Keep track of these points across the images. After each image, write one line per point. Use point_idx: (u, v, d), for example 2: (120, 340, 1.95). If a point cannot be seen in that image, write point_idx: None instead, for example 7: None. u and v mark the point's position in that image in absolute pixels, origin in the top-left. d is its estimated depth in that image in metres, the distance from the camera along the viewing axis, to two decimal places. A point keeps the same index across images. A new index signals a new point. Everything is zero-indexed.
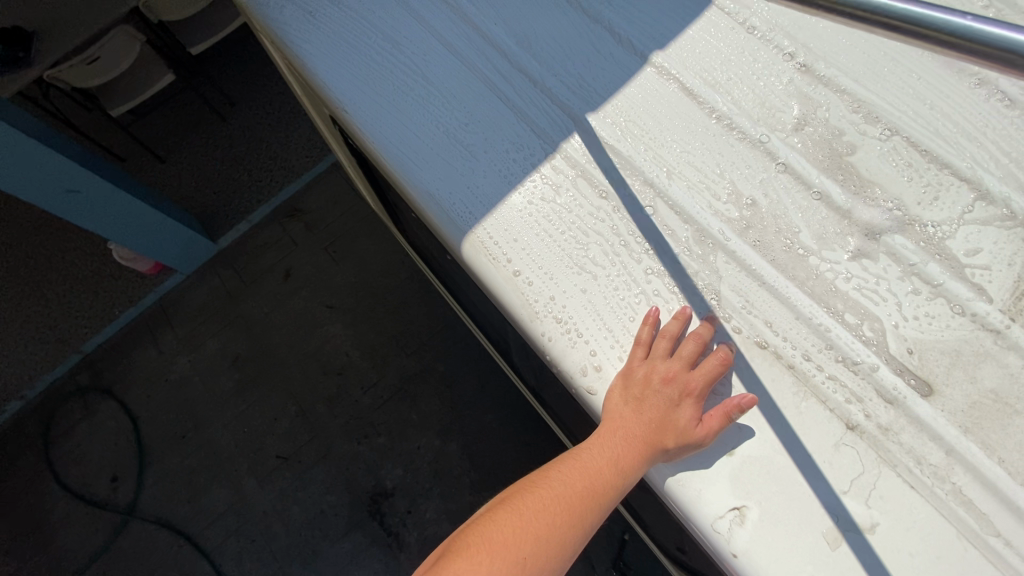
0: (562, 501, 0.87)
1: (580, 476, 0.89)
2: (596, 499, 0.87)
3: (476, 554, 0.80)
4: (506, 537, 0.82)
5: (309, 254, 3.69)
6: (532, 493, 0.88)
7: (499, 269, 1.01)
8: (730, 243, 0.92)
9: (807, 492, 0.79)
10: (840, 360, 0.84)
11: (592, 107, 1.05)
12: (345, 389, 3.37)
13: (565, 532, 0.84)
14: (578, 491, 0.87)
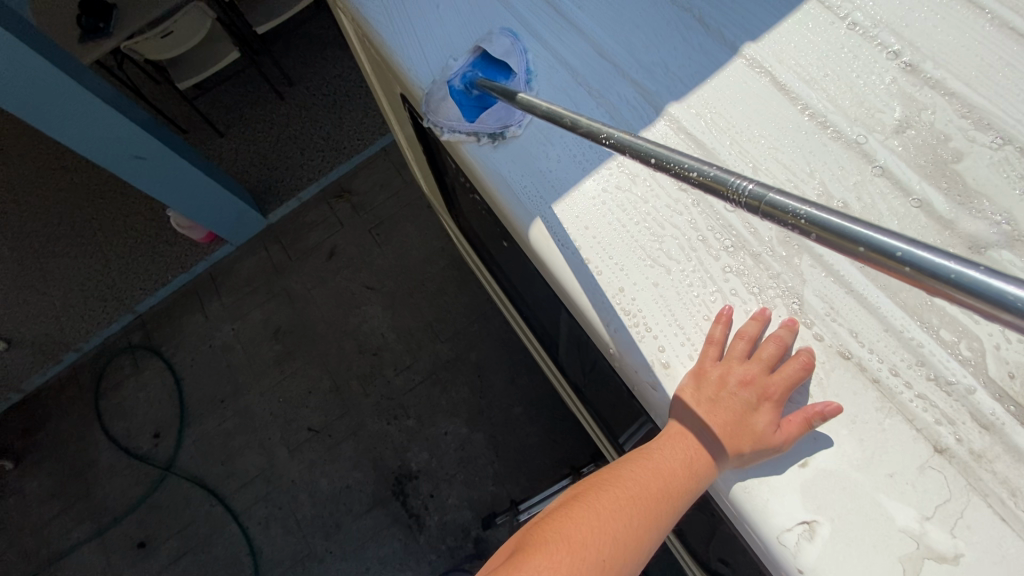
0: (636, 502, 0.85)
1: (654, 477, 0.86)
2: (670, 500, 0.85)
3: (554, 549, 0.79)
4: (583, 534, 0.81)
5: (355, 234, 3.77)
6: (605, 491, 0.87)
7: (568, 255, 0.99)
8: (818, 246, 0.87)
9: (884, 514, 0.74)
10: (931, 379, 0.78)
11: (675, 97, 1.02)
12: (379, 369, 3.42)
13: (640, 531, 0.83)
14: (652, 491, 0.85)
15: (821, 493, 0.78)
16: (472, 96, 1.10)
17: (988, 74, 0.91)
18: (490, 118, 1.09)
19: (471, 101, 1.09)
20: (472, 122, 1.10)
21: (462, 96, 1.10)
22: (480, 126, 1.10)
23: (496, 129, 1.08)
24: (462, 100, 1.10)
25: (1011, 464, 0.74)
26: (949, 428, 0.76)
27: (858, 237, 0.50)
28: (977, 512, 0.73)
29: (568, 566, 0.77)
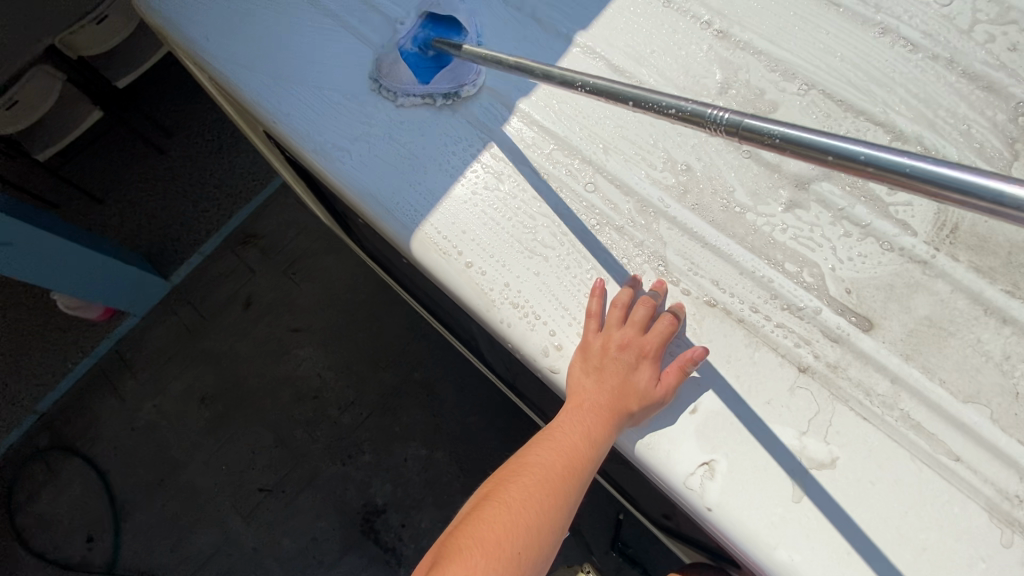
0: (545, 484, 0.84)
1: (558, 456, 0.86)
2: (577, 475, 0.85)
3: (470, 556, 0.77)
4: (496, 532, 0.79)
5: (269, 280, 3.59)
6: (514, 482, 0.85)
7: (451, 263, 0.98)
8: (670, 209, 0.95)
9: (768, 438, 0.82)
10: (785, 308, 0.87)
11: (523, 93, 1.06)
12: (322, 412, 3.29)
13: (553, 516, 0.82)
14: (559, 472, 0.85)
15: (714, 433, 0.84)
16: (427, 57, 1.09)
17: (786, 30, 1.02)
18: (440, 80, 1.07)
19: (414, 60, 1.08)
20: (428, 83, 1.08)
21: (410, 57, 1.09)
22: (456, 83, 1.06)
23: (472, 75, 1.06)
24: (417, 64, 1.08)
25: (861, 367, 0.83)
26: (807, 348, 0.85)
27: (827, 147, 0.55)
28: (842, 417, 0.82)
29: (482, 569, 0.75)
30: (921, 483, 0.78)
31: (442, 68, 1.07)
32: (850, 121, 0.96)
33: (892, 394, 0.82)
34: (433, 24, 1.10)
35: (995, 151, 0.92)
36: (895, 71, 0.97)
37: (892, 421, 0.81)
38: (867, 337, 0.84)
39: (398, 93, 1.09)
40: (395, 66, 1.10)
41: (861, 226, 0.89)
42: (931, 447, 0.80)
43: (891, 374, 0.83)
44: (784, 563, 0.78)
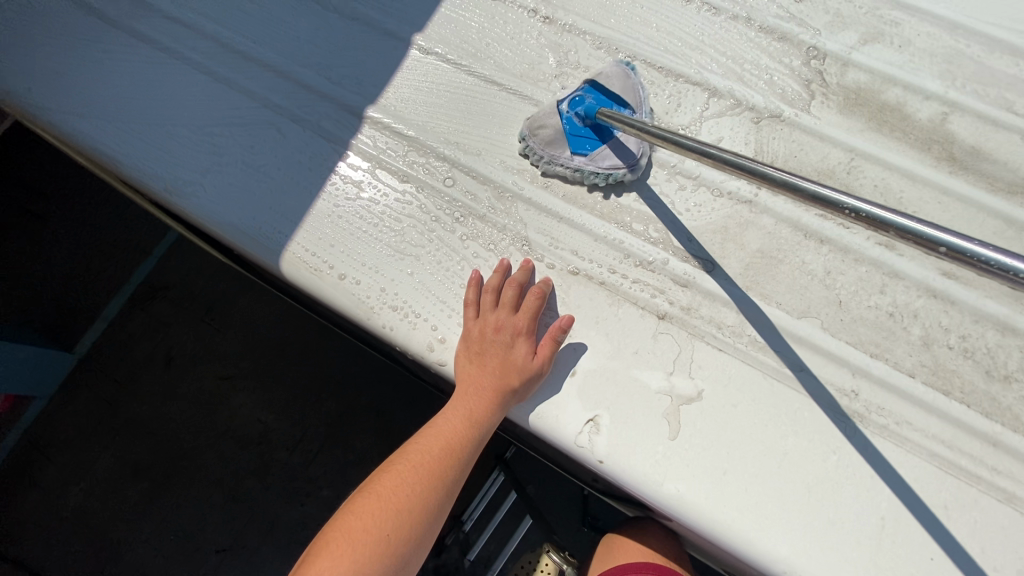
0: (420, 467, 0.82)
1: (435, 440, 0.85)
2: (455, 456, 0.84)
3: (336, 545, 0.75)
4: (365, 519, 0.77)
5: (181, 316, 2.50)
6: (388, 470, 0.83)
7: (324, 278, 0.98)
8: (525, 192, 1.01)
9: (641, 384, 0.89)
10: (638, 264, 0.95)
11: (371, 100, 1.08)
12: None
13: (428, 500, 0.80)
14: (436, 455, 0.84)
15: (594, 390, 0.90)
16: (584, 126, 0.99)
17: (605, 9, 1.10)
18: (600, 157, 0.98)
19: (576, 134, 0.99)
20: (585, 156, 0.98)
21: (571, 123, 0.99)
22: (613, 161, 0.97)
23: (637, 155, 0.97)
24: (575, 131, 0.99)
25: (710, 305, 0.92)
26: (662, 296, 0.93)
27: (831, 201, 0.60)
28: (701, 352, 0.90)
29: (348, 558, 0.73)
30: (776, 396, 0.87)
31: (604, 143, 0.98)
32: (671, 85, 1.05)
33: (739, 323, 0.91)
34: (597, 92, 1.02)
35: (795, 94, 1.03)
36: (704, 34, 1.07)
37: (743, 346, 0.90)
38: (711, 277, 0.93)
39: (545, 162, 1.00)
40: (549, 128, 0.99)
41: (693, 178, 0.98)
42: (779, 364, 0.89)
43: (737, 306, 0.92)
44: (674, 495, 0.84)
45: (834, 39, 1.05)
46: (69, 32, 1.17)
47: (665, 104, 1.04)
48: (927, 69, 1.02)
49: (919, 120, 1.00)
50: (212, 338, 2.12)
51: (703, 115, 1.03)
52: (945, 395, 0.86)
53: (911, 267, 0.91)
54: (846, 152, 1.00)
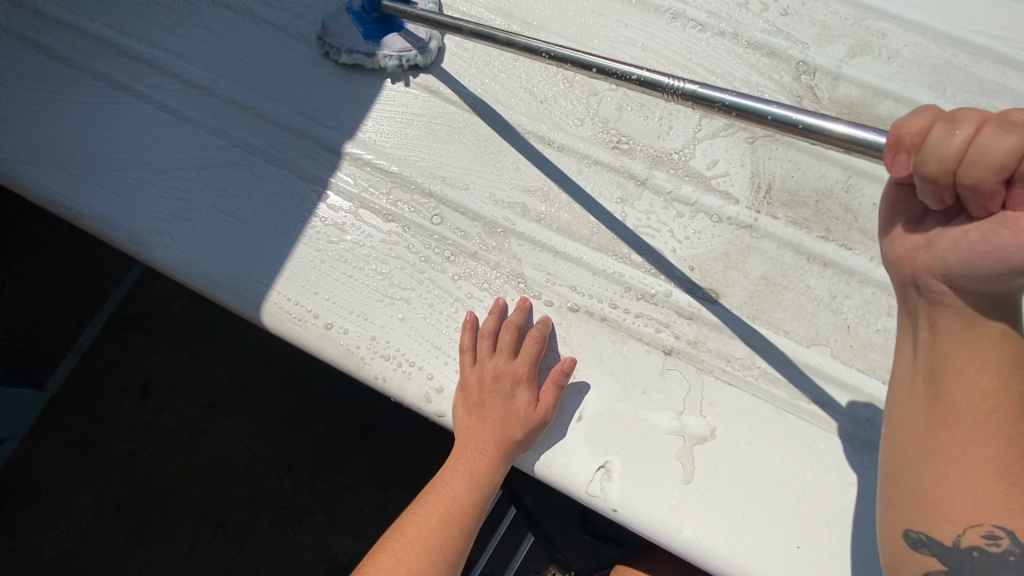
0: (418, 545, 0.75)
1: (434, 510, 0.78)
2: (455, 528, 0.77)
3: None
4: None
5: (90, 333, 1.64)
6: (382, 551, 0.75)
7: (310, 329, 0.92)
8: (517, 226, 0.96)
9: (651, 425, 0.86)
10: (640, 297, 0.92)
11: (348, 134, 1.02)
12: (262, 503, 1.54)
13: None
14: (434, 528, 0.76)
15: (602, 434, 0.86)
16: (373, 19, 1.04)
17: (589, 29, 1.06)
18: (391, 43, 1.04)
19: (363, 22, 1.05)
20: (376, 43, 1.05)
21: (364, 19, 1.04)
22: (404, 45, 1.04)
23: (424, 39, 1.04)
24: (364, 25, 1.05)
25: (717, 337, 0.89)
26: (667, 330, 0.90)
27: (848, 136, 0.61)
28: (711, 388, 0.87)
29: None
30: (790, 430, 0.84)
31: (394, 32, 1.05)
32: (662, 107, 1.01)
33: (748, 355, 0.88)
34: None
35: None
36: (691, 52, 1.04)
37: (753, 379, 0.87)
38: (716, 308, 0.90)
39: (342, 54, 1.05)
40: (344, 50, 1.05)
41: (690, 204, 0.95)
42: (791, 396, 0.86)
43: (744, 337, 0.89)
44: (692, 542, 0.81)
45: (823, 52, 1.03)
46: (14, 71, 1.09)
47: (656, 127, 1.00)
48: (918, 80, 1.01)
49: None
50: (193, 364, 1.64)
51: (696, 137, 0.99)
52: None
53: None
54: (842, 169, 0.97)
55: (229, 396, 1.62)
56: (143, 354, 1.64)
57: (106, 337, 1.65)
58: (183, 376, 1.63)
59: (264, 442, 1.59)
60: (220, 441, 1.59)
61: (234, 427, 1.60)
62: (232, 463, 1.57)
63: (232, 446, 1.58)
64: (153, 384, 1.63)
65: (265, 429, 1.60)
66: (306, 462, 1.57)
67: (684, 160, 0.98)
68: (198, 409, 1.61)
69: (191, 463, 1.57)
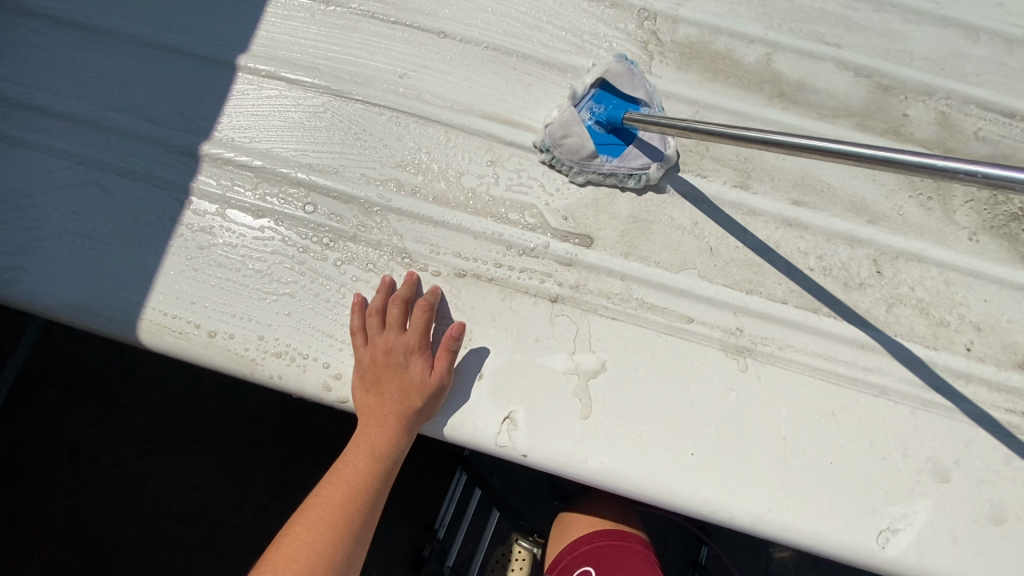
0: (322, 524, 0.75)
1: (336, 488, 0.79)
2: (361, 501, 0.78)
3: None
4: None
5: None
6: (284, 537, 0.74)
7: (193, 340, 0.89)
8: (393, 203, 0.96)
9: (548, 370, 0.90)
10: (522, 253, 0.95)
11: (204, 136, 0.99)
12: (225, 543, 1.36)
13: (333, 554, 0.73)
14: (338, 505, 0.77)
15: (504, 387, 0.89)
16: None
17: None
18: None
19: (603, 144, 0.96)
20: None
21: (593, 132, 0.97)
22: None
23: None
24: None
25: (596, 278, 0.94)
26: (551, 280, 0.94)
27: None
28: (598, 326, 0.92)
29: None
30: (672, 349, 0.91)
31: (629, 145, 0.96)
32: (518, 68, 1.03)
33: (626, 289, 0.94)
34: None
35: (635, 57, 1.05)
36: (539, 10, 1.06)
37: (633, 310, 0.93)
38: (592, 251, 0.95)
39: None
40: (575, 135, 0.95)
41: (556, 158, 0.99)
42: (668, 319, 0.93)
43: (621, 274, 0.94)
44: (599, 469, 0.86)
45: None
46: None
47: (515, 89, 1.02)
48: (747, 14, 1.08)
49: (749, 63, 1.06)
50: (116, 406, 1.42)
51: (554, 93, 1.02)
52: (816, 313, 0.94)
53: (763, 204, 0.98)
54: (690, 106, 1.03)
55: (165, 438, 1.41)
56: (61, 413, 1.41)
57: (13, 403, 1.41)
58: (110, 428, 1.41)
59: (213, 479, 1.39)
60: (165, 488, 1.39)
61: (178, 470, 1.40)
62: (181, 509, 1.38)
63: (179, 490, 1.39)
64: (77, 443, 1.40)
65: (214, 466, 1.40)
66: (265, 490, 1.39)
67: (546, 115, 1.00)
68: (133, 459, 1.40)
69: (136, 519, 1.36)
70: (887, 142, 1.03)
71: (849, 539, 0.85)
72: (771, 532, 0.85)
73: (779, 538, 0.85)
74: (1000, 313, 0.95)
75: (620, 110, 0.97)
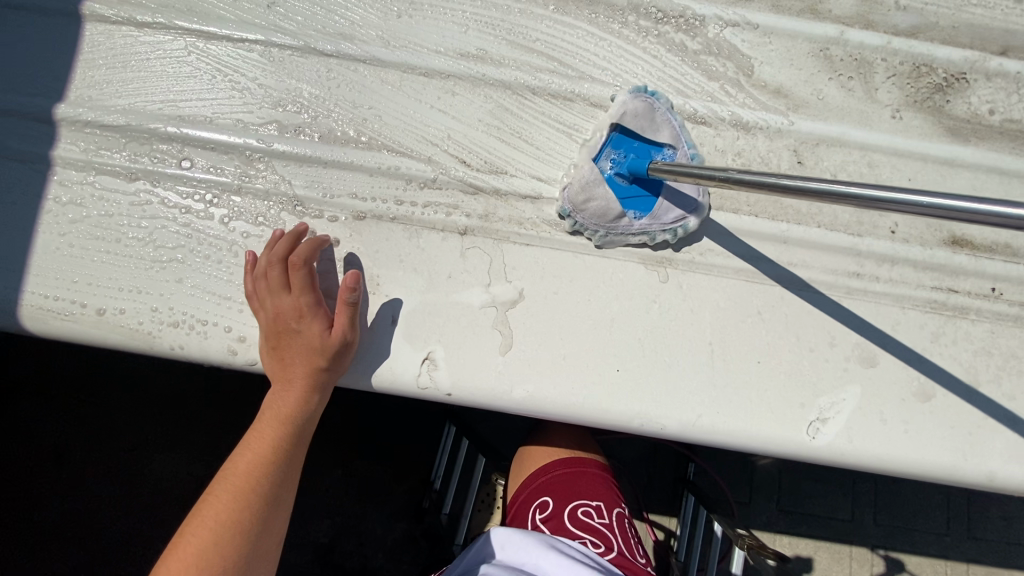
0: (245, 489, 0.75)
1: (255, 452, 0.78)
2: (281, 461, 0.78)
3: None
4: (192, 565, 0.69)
5: None
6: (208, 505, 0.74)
7: (81, 319, 0.83)
8: (276, 147, 0.88)
9: (464, 306, 0.86)
10: (423, 187, 0.89)
11: (56, 97, 0.88)
12: None
13: (247, 520, 0.73)
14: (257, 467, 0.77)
15: (419, 328, 0.85)
16: (630, 185, 0.88)
17: None
18: (661, 212, 0.87)
19: (631, 199, 0.87)
20: (646, 216, 0.87)
21: (615, 185, 0.88)
22: (677, 212, 0.87)
23: (697, 197, 0.87)
24: (624, 194, 0.88)
25: (506, 204, 0.89)
26: (458, 211, 0.88)
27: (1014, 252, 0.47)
28: (512, 254, 0.88)
29: None
30: (590, 268, 0.88)
31: (658, 197, 0.88)
32: None
33: (538, 212, 0.89)
34: (628, 141, 0.90)
35: None
36: None
37: (547, 233, 0.89)
38: (496, 175, 0.90)
39: (603, 234, 0.87)
40: (598, 199, 0.86)
41: (450, 77, 0.91)
42: (585, 239, 0.89)
43: (530, 198, 0.89)
44: (526, 399, 0.84)
45: None
46: None
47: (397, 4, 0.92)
48: None
49: None
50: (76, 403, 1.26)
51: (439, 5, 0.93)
52: (736, 213, 0.90)
53: (674, 105, 0.92)
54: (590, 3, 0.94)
55: (145, 432, 1.26)
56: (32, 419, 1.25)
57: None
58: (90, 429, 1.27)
59: (206, 464, 1.26)
60: (154, 484, 1.25)
61: (171, 459, 1.26)
62: (173, 499, 1.25)
63: (165, 480, 1.25)
64: (59, 448, 1.25)
65: (205, 451, 1.26)
66: None
67: (446, 31, 0.92)
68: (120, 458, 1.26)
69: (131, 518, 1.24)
70: (805, 21, 0.95)
71: (780, 434, 0.85)
72: (702, 437, 0.84)
73: (713, 442, 0.85)
74: (925, 191, 0.93)
75: (643, 159, 0.87)
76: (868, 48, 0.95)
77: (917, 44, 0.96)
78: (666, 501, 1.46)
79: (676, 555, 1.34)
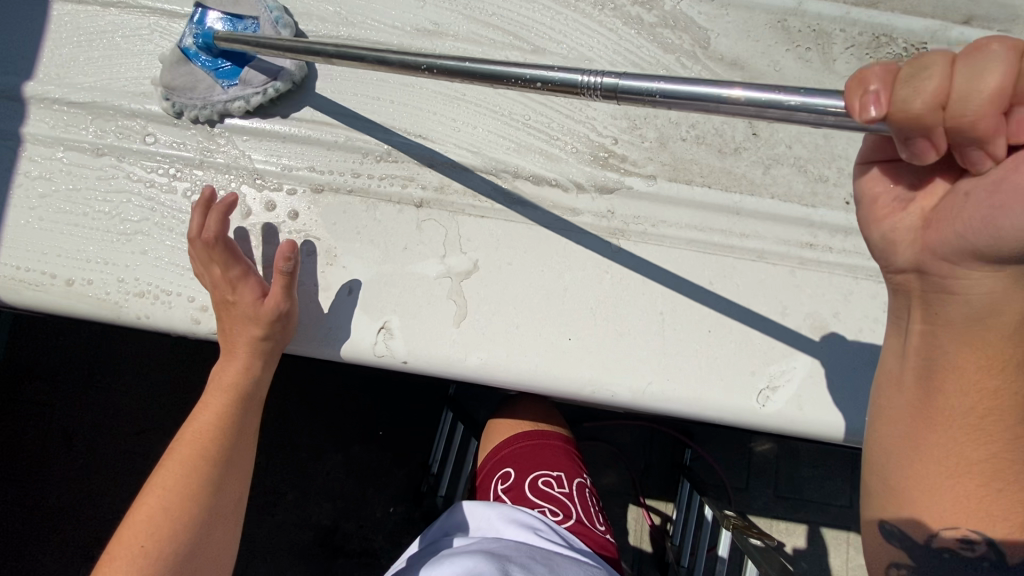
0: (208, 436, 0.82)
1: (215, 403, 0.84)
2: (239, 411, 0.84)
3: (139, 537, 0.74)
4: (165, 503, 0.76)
5: None
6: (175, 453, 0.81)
7: (50, 290, 0.86)
8: (237, 122, 0.91)
9: (419, 276, 0.88)
10: (379, 159, 0.91)
11: (26, 75, 0.91)
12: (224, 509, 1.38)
13: (193, 483, 0.78)
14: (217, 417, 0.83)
15: (376, 298, 0.87)
16: (216, 58, 0.88)
17: None
18: (249, 80, 0.89)
19: (217, 69, 0.88)
20: (234, 84, 0.88)
21: (199, 57, 0.88)
22: (264, 78, 0.89)
23: (282, 66, 0.89)
24: (212, 68, 0.88)
25: (460, 177, 0.91)
26: (414, 184, 0.91)
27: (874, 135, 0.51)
28: (466, 226, 0.89)
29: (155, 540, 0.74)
30: (544, 239, 0.89)
31: (241, 66, 0.88)
32: None
33: (489, 184, 0.92)
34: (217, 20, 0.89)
35: None
36: None
37: (501, 205, 0.91)
38: (447, 148, 0.92)
39: (203, 110, 0.89)
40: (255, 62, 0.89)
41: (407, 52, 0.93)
42: (539, 211, 0.90)
43: (482, 170, 0.92)
44: (480, 366, 0.86)
45: None
46: None
47: None
48: None
49: None
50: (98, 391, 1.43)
51: None
52: (689, 184, 0.92)
53: None
54: None
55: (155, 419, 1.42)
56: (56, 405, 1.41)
57: (4, 402, 1.41)
58: (111, 409, 1.42)
59: None
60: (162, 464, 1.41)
61: None
62: None
63: None
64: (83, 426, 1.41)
65: None
66: None
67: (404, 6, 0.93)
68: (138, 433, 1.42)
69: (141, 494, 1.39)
70: None
71: (732, 403, 0.85)
72: (655, 405, 0.86)
73: (665, 409, 0.86)
74: None
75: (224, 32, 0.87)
76: (825, 19, 0.95)
77: (876, 14, 0.96)
78: (662, 487, 1.48)
79: (671, 542, 1.37)
